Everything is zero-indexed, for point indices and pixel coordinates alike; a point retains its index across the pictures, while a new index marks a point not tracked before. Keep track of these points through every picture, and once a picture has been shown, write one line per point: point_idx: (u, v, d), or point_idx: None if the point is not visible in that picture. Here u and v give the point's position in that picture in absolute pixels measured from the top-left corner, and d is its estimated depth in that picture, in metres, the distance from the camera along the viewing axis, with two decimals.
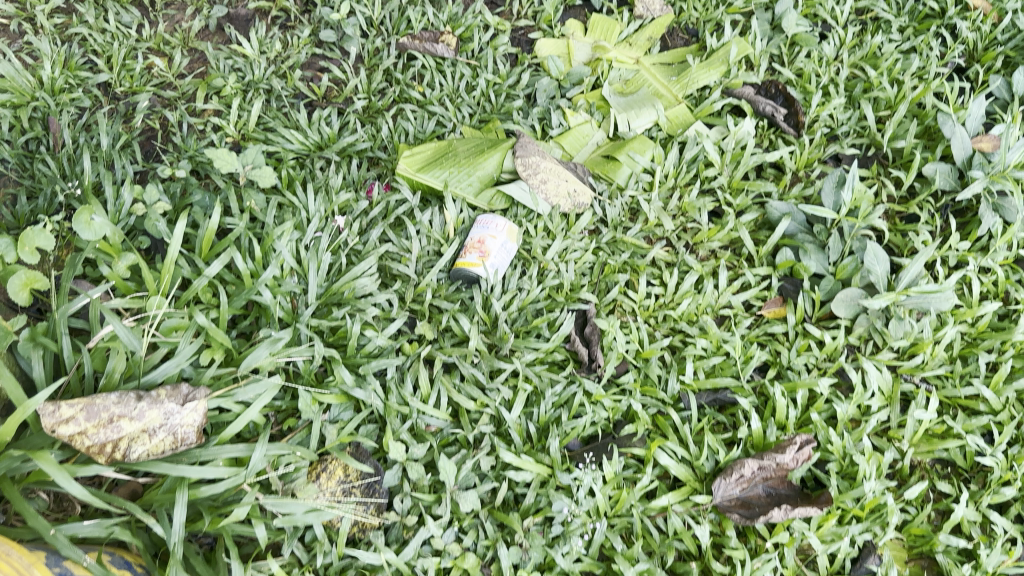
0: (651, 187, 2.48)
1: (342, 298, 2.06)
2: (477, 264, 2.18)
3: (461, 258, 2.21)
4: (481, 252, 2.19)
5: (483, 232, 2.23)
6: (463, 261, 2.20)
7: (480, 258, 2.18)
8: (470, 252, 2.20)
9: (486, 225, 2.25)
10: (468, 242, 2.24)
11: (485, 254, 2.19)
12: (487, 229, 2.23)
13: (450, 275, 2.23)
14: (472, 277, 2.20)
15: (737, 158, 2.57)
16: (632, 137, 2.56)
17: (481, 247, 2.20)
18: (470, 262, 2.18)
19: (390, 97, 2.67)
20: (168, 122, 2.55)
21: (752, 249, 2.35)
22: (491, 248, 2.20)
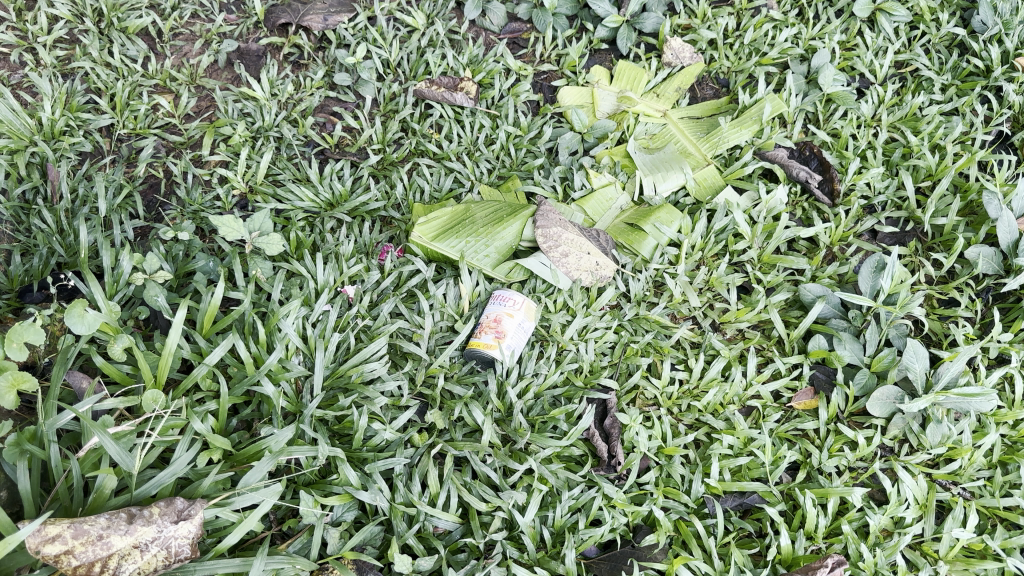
0: (678, 260, 2.34)
1: (349, 382, 1.95)
2: (492, 345, 2.05)
3: (475, 336, 2.08)
4: (497, 332, 2.06)
5: (500, 310, 2.10)
6: (477, 341, 2.07)
7: (496, 339, 2.05)
8: (486, 331, 2.07)
9: (503, 302, 2.12)
10: (483, 320, 2.12)
11: (501, 334, 2.06)
12: (505, 306, 2.11)
13: (464, 355, 2.10)
14: (487, 359, 2.06)
15: (768, 230, 2.44)
16: (659, 205, 2.41)
17: (497, 326, 2.07)
18: (485, 343, 2.05)
19: (405, 149, 2.55)
20: (173, 173, 2.45)
21: (782, 332, 2.23)
22: (508, 328, 2.07)
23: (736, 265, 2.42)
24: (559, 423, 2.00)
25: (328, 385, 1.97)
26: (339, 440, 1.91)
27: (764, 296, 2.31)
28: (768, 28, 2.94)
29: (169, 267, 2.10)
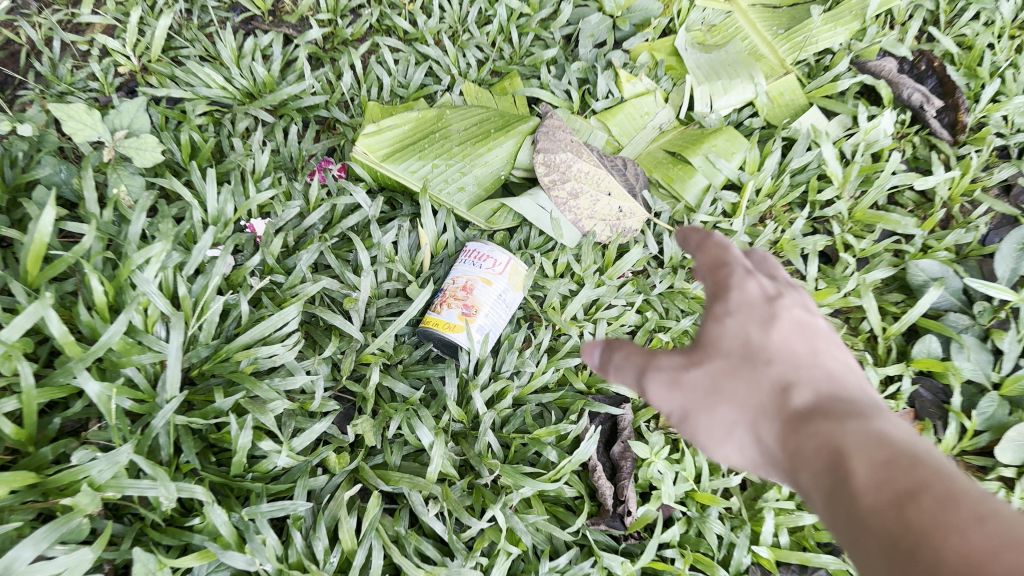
0: (735, 211, 1.62)
1: (236, 372, 1.31)
2: (457, 323, 1.37)
3: (435, 309, 1.41)
4: (466, 305, 1.38)
5: (473, 271, 1.42)
6: (437, 317, 1.40)
7: (463, 316, 1.38)
8: (449, 301, 1.40)
9: (481, 260, 1.43)
10: (449, 284, 1.44)
11: (471, 308, 1.38)
12: (481, 267, 1.42)
13: (420, 334, 1.43)
14: (449, 344, 1.40)
15: (865, 173, 1.74)
16: (715, 128, 1.68)
17: (466, 296, 1.39)
18: (447, 320, 1.38)
19: (365, 24, 1.82)
20: (35, 37, 1.75)
21: (876, 327, 1.55)
22: (483, 300, 1.39)
23: (815, 221, 1.72)
24: (546, 451, 1.32)
25: (207, 374, 1.33)
26: (216, 459, 1.29)
27: (856, 270, 1.62)
28: None
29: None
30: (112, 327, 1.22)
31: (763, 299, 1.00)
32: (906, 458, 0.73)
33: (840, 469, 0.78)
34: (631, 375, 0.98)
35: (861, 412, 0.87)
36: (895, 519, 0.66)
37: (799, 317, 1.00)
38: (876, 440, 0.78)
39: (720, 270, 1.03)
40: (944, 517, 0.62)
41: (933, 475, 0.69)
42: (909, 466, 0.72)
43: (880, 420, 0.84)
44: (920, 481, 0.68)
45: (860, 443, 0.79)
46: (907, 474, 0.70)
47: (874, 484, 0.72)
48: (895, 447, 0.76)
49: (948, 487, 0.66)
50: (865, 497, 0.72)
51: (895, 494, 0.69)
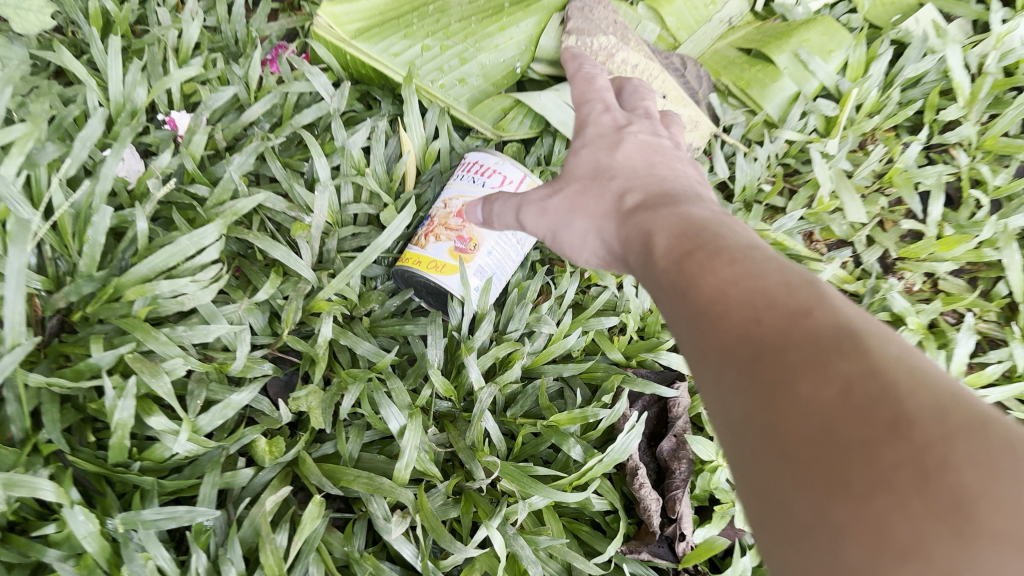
0: (831, 127, 1.24)
1: (125, 317, 0.91)
2: (448, 263, 0.97)
3: (418, 241, 1.00)
4: (461, 237, 0.97)
5: (474, 190, 1.00)
6: (419, 253, 0.99)
7: (457, 252, 0.97)
8: (437, 231, 0.98)
9: (485, 174, 1.01)
10: (439, 207, 1.03)
11: (469, 242, 0.97)
12: (485, 184, 1.00)
13: (396, 275, 1.03)
14: (438, 290, 0.99)
15: (999, 90, 1.31)
16: (804, 20, 1.27)
17: (461, 224, 0.98)
18: (434, 258, 0.97)
19: None
20: None
21: (1020, 291, 1.14)
22: (486, 231, 0.98)
23: (930, 152, 1.30)
24: (568, 446, 0.92)
25: (93, 321, 0.94)
26: (93, 440, 0.90)
27: (991, 214, 1.21)
28: None
29: None
30: None
31: (607, 125, 0.89)
32: (727, 246, 0.61)
33: (681, 263, 0.63)
34: (511, 223, 0.89)
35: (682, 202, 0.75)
36: (732, 325, 0.52)
37: (644, 139, 0.87)
38: (720, 238, 0.63)
39: (580, 94, 0.96)
40: (802, 347, 0.47)
41: (773, 274, 0.55)
42: (747, 278, 0.55)
43: (699, 206, 0.74)
44: (715, 250, 0.61)
45: (687, 241, 0.65)
46: (742, 275, 0.56)
47: (693, 275, 0.60)
48: (726, 242, 0.62)
49: (790, 294, 0.52)
50: (703, 293, 0.57)
51: (730, 298, 0.54)
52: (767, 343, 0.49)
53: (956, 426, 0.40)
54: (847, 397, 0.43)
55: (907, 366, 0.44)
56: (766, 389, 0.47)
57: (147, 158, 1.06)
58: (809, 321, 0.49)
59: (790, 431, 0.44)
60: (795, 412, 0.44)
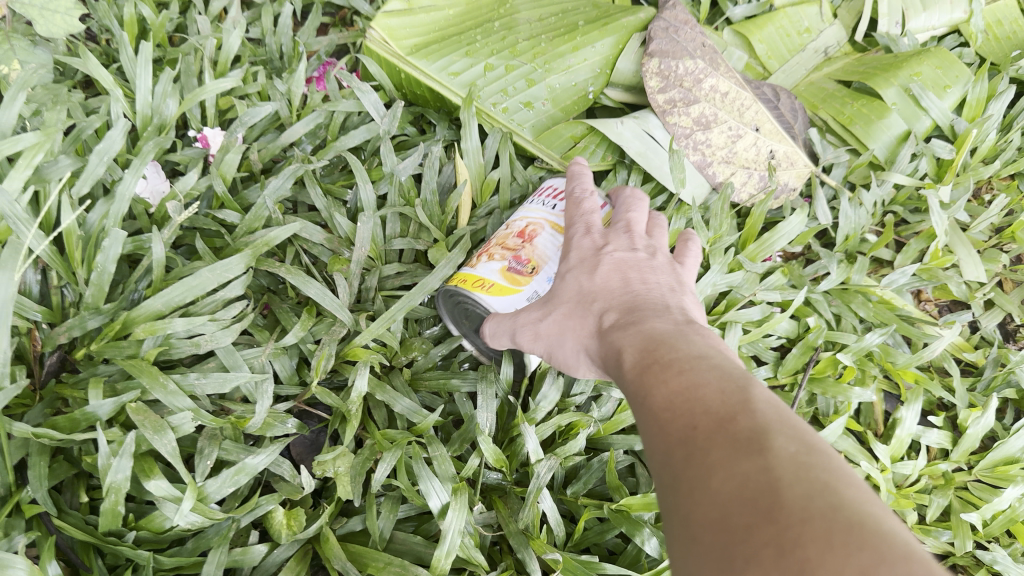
0: (945, 172, 1.09)
1: (133, 359, 0.79)
2: (498, 283, 0.81)
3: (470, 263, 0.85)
4: (517, 255, 0.82)
5: (541, 211, 0.87)
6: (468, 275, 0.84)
7: (510, 271, 0.81)
8: (491, 252, 0.84)
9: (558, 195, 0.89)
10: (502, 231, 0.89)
11: (525, 261, 0.82)
12: (554, 206, 0.87)
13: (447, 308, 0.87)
14: (478, 315, 0.83)
15: None
16: (915, 51, 1.14)
17: (519, 243, 0.84)
18: (482, 277, 0.81)
19: None
20: None
21: None
22: (548, 254, 0.83)
23: None
24: (641, 538, 0.77)
25: (98, 361, 0.82)
26: (87, 500, 0.77)
27: None
28: None
29: None
30: None
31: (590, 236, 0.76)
32: (678, 354, 0.55)
33: (636, 365, 0.57)
34: (507, 343, 0.77)
35: (663, 308, 0.64)
36: (664, 437, 0.49)
37: (625, 258, 0.72)
38: (678, 338, 0.58)
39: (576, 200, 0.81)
40: (720, 448, 0.44)
41: (713, 381, 0.50)
42: (691, 384, 0.51)
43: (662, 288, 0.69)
44: (669, 370, 0.53)
45: (643, 338, 0.60)
46: (685, 376, 0.52)
47: (646, 382, 0.55)
48: (674, 344, 0.57)
49: (723, 399, 0.48)
50: (650, 405, 0.52)
51: (668, 403, 0.51)
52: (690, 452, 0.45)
53: (839, 533, 0.36)
54: (741, 497, 0.40)
55: (815, 472, 0.40)
56: (683, 494, 0.44)
57: (174, 178, 0.95)
58: (731, 425, 0.45)
59: (699, 535, 0.41)
60: (703, 521, 0.41)
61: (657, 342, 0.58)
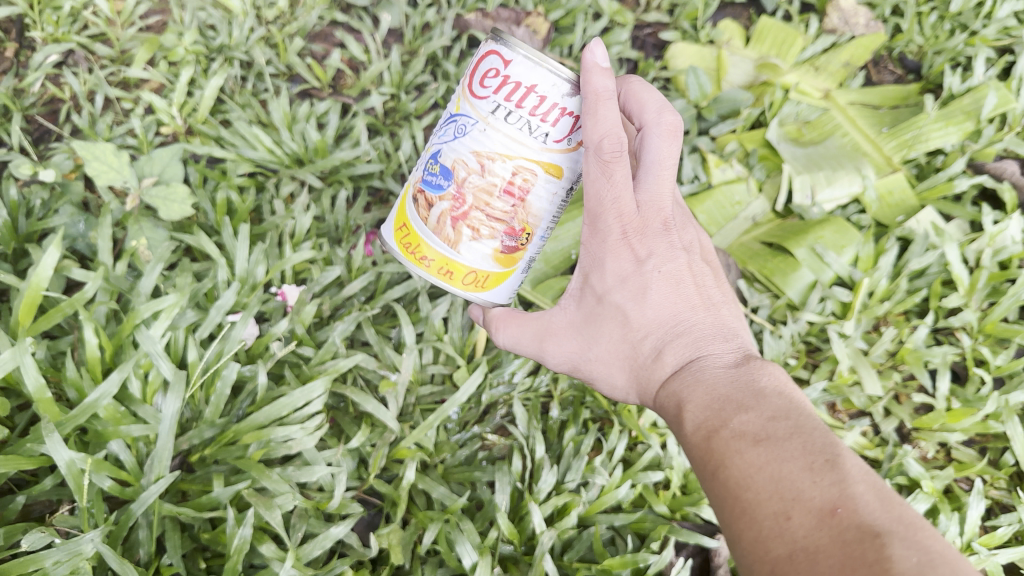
0: (847, 312, 1.41)
1: (242, 458, 1.06)
2: (495, 265, 1.04)
3: (449, 232, 1.01)
4: (510, 229, 1.00)
5: (527, 149, 0.93)
6: (455, 251, 1.02)
7: (503, 253, 1.02)
8: (475, 223, 1.00)
9: (539, 118, 0.91)
10: (471, 169, 0.97)
11: (517, 238, 1.01)
12: (544, 140, 0.93)
13: (405, 243, 1.06)
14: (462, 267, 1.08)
15: (994, 282, 1.48)
16: (819, 220, 1.49)
17: (509, 211, 0.98)
18: (476, 265, 1.03)
19: (429, 96, 1.68)
20: (78, 91, 1.65)
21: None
22: (537, 213, 0.99)
23: (937, 333, 1.47)
24: None
25: (209, 461, 1.09)
26: (205, 565, 1.02)
27: (993, 389, 1.36)
28: None
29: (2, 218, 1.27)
30: (100, 387, 1.01)
31: (625, 243, 0.98)
32: (751, 445, 0.80)
33: (711, 439, 0.84)
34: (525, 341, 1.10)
35: (708, 368, 0.94)
36: (765, 513, 0.74)
37: (662, 279, 0.99)
38: (738, 413, 0.85)
39: (605, 160, 0.91)
40: (838, 549, 0.67)
41: (803, 482, 0.74)
42: (772, 464, 0.77)
43: (714, 350, 0.96)
44: (755, 469, 0.78)
45: (711, 419, 0.87)
46: (767, 459, 0.78)
47: (727, 460, 0.81)
48: (742, 428, 0.82)
49: (813, 489, 0.73)
50: (750, 497, 0.76)
51: (760, 486, 0.76)
52: (799, 538, 0.70)
53: None
54: None
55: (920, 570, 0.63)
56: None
57: (261, 324, 1.26)
58: (836, 523, 0.69)
59: None
60: None
61: (727, 426, 0.84)
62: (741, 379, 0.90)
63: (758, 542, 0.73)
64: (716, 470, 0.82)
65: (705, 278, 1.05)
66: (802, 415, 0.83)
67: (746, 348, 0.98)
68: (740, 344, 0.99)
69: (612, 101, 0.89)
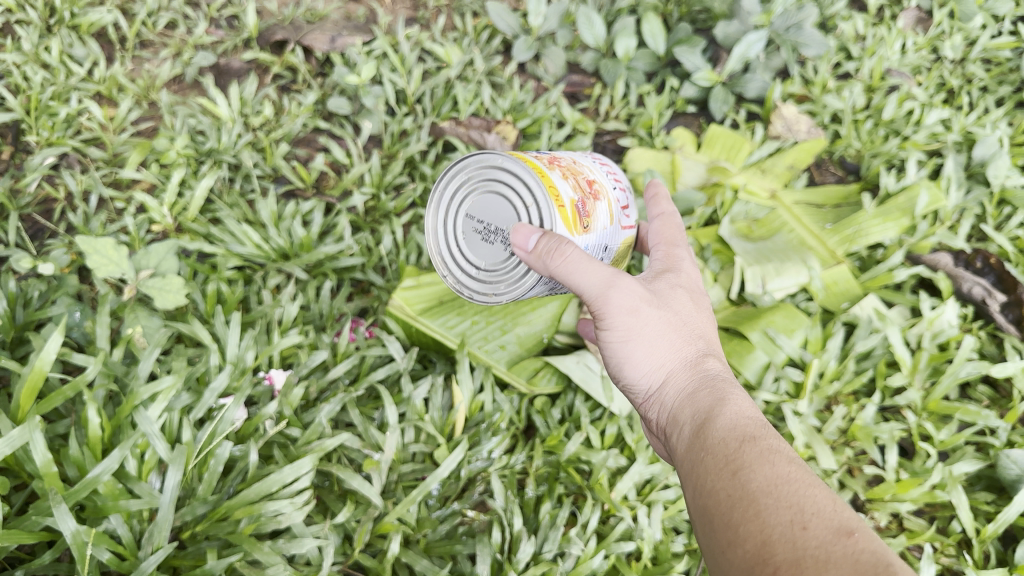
0: (799, 392, 1.53)
1: (232, 534, 1.11)
2: (569, 207, 1.04)
3: (546, 162, 1.07)
4: (583, 200, 1.07)
5: (607, 180, 1.15)
6: (543, 168, 1.05)
7: (576, 209, 1.06)
8: (566, 172, 1.07)
9: (615, 177, 1.19)
10: (566, 160, 1.13)
11: (586, 209, 1.07)
12: (617, 186, 1.17)
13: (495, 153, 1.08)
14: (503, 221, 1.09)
15: (934, 362, 1.59)
16: (770, 306, 1.61)
17: (588, 192, 1.09)
18: (561, 189, 1.04)
19: (407, 196, 1.81)
20: (72, 191, 1.74)
21: (969, 528, 1.35)
22: (596, 221, 1.09)
23: (885, 412, 1.58)
24: None
25: (200, 538, 1.13)
26: None
27: (938, 461, 1.46)
28: (912, 105, 2.11)
29: (2, 308, 1.33)
30: (101, 463, 1.06)
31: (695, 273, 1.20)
32: (783, 459, 0.85)
33: (745, 441, 0.88)
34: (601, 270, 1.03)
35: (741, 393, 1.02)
36: (780, 519, 0.77)
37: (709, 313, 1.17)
38: (776, 436, 0.90)
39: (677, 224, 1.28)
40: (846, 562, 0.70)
41: (823, 505, 0.78)
42: (800, 482, 0.81)
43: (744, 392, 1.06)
44: (782, 478, 0.82)
45: (750, 426, 0.92)
46: (797, 477, 0.82)
47: (758, 463, 0.85)
48: (783, 446, 0.88)
49: (832, 512, 0.77)
50: (768, 499, 0.80)
51: (781, 495, 0.80)
52: (811, 546, 0.73)
53: None
54: None
55: None
56: None
57: (248, 407, 1.33)
58: (850, 541, 0.72)
59: None
60: None
61: (768, 435, 0.89)
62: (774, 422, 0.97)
63: (765, 544, 0.75)
64: (741, 468, 0.85)
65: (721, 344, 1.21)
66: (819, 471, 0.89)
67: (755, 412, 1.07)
68: None
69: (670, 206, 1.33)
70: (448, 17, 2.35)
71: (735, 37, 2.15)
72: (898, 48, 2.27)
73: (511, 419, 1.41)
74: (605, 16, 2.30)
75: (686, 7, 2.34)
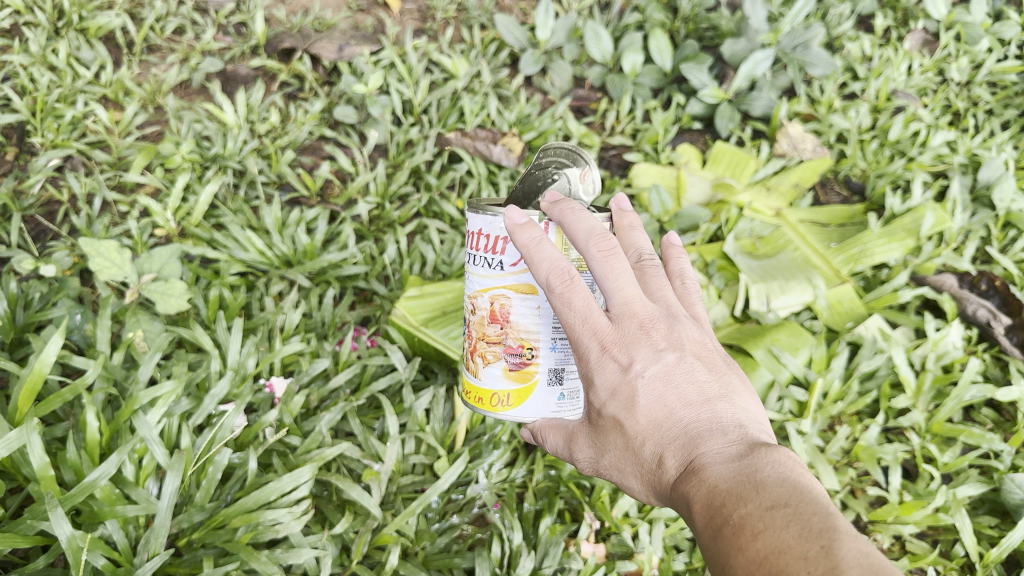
0: (802, 412, 1.52)
1: (228, 542, 1.09)
2: (507, 384, 1.09)
3: (471, 362, 1.13)
4: (507, 348, 1.08)
5: (496, 279, 1.08)
6: (477, 380, 1.12)
7: (511, 370, 1.08)
8: (480, 351, 1.11)
9: (492, 253, 1.07)
10: (470, 311, 1.13)
11: (519, 353, 1.07)
12: (502, 266, 1.06)
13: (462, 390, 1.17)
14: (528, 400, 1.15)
15: (939, 385, 1.58)
16: (775, 324, 1.61)
17: (501, 333, 1.08)
18: (495, 387, 1.10)
19: (412, 206, 1.81)
20: (76, 193, 1.73)
21: (973, 552, 1.34)
22: (527, 326, 1.07)
23: (888, 433, 1.56)
24: None
25: (196, 546, 1.11)
26: None
27: (942, 484, 1.45)
28: (918, 126, 2.11)
29: (3, 310, 1.32)
30: (100, 467, 1.05)
31: (607, 356, 0.96)
32: (750, 539, 0.73)
33: (716, 536, 0.77)
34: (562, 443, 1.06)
35: (704, 465, 0.84)
36: None
37: (653, 373, 0.93)
38: (740, 506, 0.77)
39: (561, 288, 0.98)
40: None
41: (800, 564, 0.68)
42: (772, 557, 0.71)
43: (709, 446, 0.86)
44: (755, 556, 0.72)
45: (714, 515, 0.79)
46: (767, 551, 0.71)
47: (729, 545, 0.75)
48: (749, 515, 0.75)
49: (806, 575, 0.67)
50: None
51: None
52: None
53: None
54: None
55: None
56: None
57: (248, 414, 1.32)
58: None
59: None
60: None
61: (725, 517, 0.77)
62: (742, 474, 0.80)
63: None
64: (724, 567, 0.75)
65: (690, 364, 0.95)
66: (804, 501, 0.75)
67: (750, 437, 0.87)
68: (744, 432, 0.87)
69: (541, 244, 0.99)
70: (456, 29, 2.36)
71: (742, 54, 2.15)
72: (904, 69, 2.27)
73: (511, 433, 1.39)
74: (613, 31, 2.31)
75: (693, 24, 2.34)
